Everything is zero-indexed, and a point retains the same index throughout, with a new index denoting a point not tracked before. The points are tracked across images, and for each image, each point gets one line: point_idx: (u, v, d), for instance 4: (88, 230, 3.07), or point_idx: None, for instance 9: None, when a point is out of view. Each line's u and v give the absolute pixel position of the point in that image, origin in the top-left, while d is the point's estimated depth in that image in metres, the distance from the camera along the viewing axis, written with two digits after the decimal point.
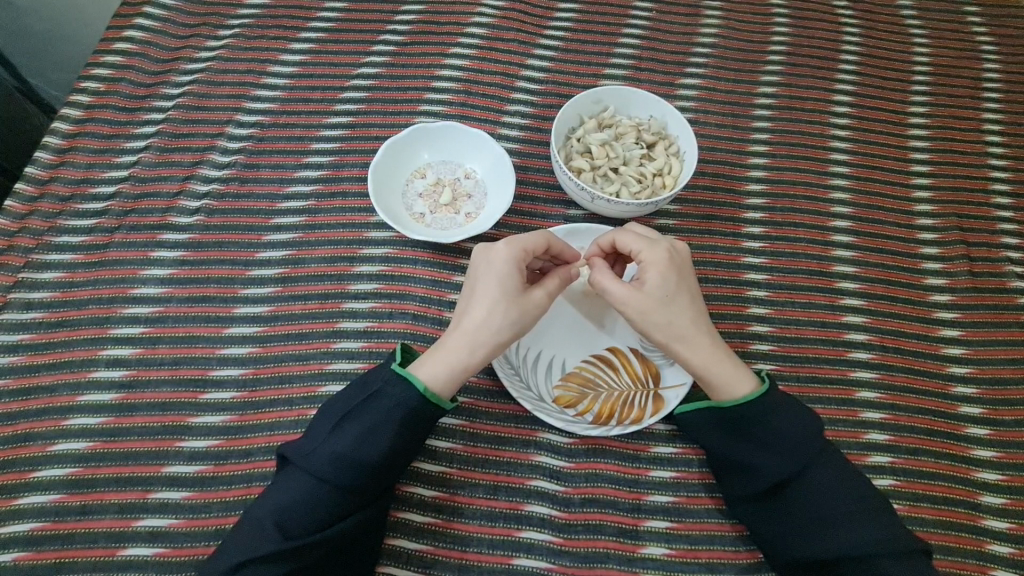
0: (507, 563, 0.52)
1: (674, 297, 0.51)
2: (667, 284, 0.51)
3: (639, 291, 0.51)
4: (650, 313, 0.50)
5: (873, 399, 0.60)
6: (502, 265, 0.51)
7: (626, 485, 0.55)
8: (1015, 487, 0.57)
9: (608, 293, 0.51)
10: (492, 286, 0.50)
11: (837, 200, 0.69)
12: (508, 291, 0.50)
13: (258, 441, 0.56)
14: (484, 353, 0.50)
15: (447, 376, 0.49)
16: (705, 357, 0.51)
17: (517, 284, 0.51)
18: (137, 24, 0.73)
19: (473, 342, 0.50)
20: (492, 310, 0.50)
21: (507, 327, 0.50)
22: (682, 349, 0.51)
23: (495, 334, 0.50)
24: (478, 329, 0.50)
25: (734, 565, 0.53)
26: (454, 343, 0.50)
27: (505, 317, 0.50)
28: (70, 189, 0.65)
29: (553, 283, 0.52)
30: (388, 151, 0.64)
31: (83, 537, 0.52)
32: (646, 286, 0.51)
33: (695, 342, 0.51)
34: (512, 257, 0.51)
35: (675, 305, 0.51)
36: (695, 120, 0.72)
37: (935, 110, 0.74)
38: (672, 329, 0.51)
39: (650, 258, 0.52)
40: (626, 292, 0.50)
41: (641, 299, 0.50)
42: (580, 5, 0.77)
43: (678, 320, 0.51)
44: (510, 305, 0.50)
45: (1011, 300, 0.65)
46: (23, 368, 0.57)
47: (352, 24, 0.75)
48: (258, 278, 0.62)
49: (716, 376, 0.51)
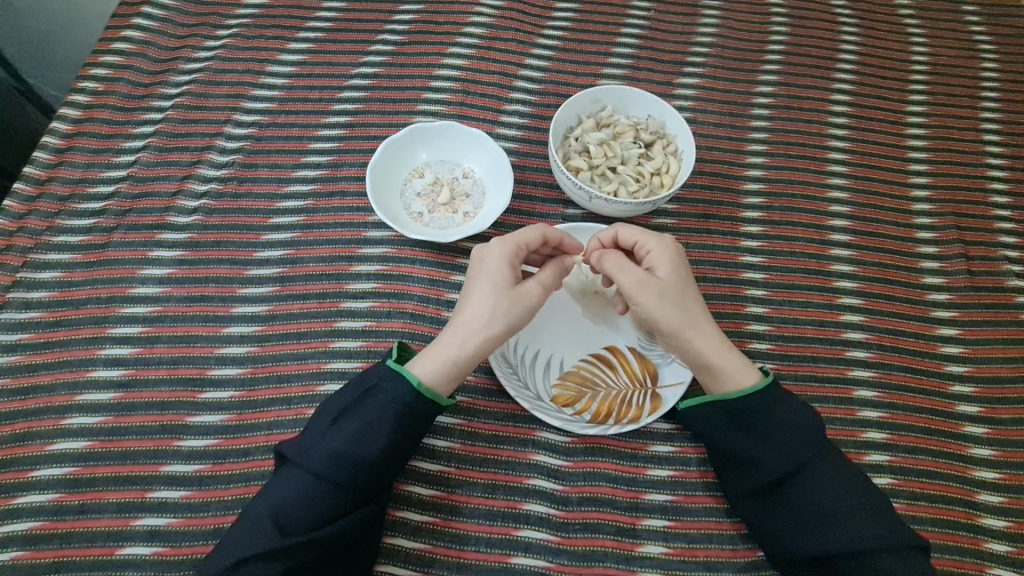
0: (505, 561, 0.52)
1: (684, 286, 0.52)
2: (679, 273, 0.52)
3: (651, 278, 0.51)
4: (663, 300, 0.51)
5: (871, 398, 0.60)
6: (494, 261, 0.51)
7: (624, 484, 0.55)
8: (1013, 485, 0.57)
9: (620, 281, 0.51)
10: (484, 281, 0.51)
11: (836, 199, 0.69)
12: (500, 285, 0.51)
13: (257, 440, 0.56)
14: (477, 346, 0.50)
15: (440, 370, 0.49)
16: (715, 346, 0.51)
17: (508, 278, 0.51)
18: (136, 24, 0.73)
19: (466, 335, 0.50)
20: (484, 303, 0.50)
21: (499, 319, 0.50)
22: (694, 338, 0.51)
23: (487, 326, 0.50)
24: (471, 323, 0.50)
25: (732, 564, 0.53)
26: (447, 338, 0.50)
27: (496, 309, 0.50)
28: (69, 189, 0.65)
29: (547, 275, 0.52)
30: (386, 150, 0.64)
31: (82, 537, 0.52)
32: (658, 273, 0.52)
33: (706, 330, 0.52)
34: (504, 253, 0.52)
35: (686, 294, 0.52)
36: (694, 119, 0.72)
37: (933, 109, 0.74)
38: (684, 317, 0.51)
39: (659, 249, 0.53)
40: (638, 279, 0.51)
41: (654, 285, 0.51)
42: (579, 5, 0.77)
43: (690, 307, 0.52)
44: (501, 298, 0.50)
45: (1009, 299, 0.65)
46: (22, 367, 0.57)
47: (351, 24, 0.75)
48: (257, 277, 0.62)
49: (727, 365, 0.51)
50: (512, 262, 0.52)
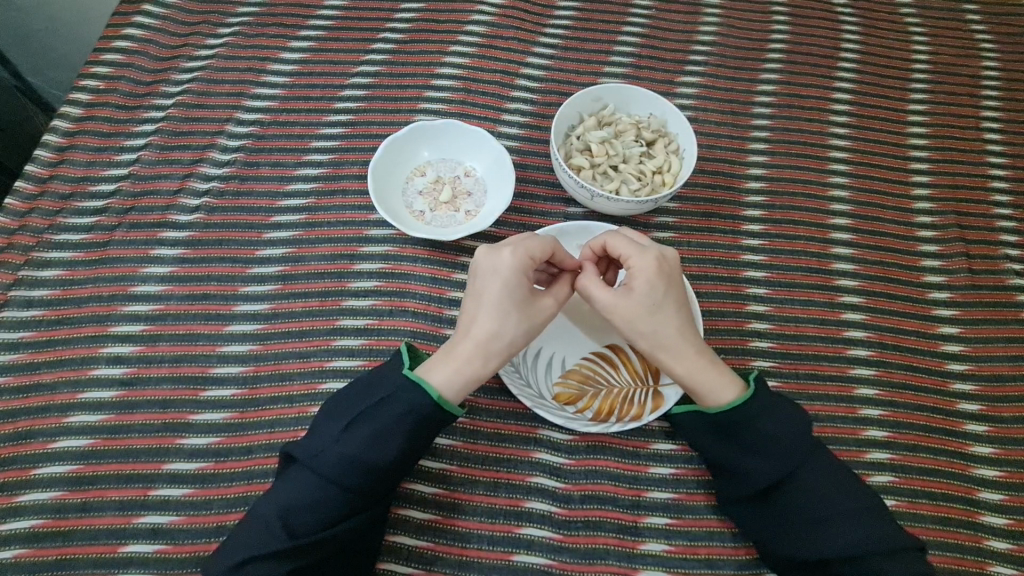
0: (507, 559, 0.52)
1: (660, 306, 0.50)
2: (655, 293, 0.50)
3: (624, 300, 0.50)
4: (634, 322, 0.51)
5: (872, 395, 0.60)
6: (510, 274, 0.50)
7: (626, 482, 0.55)
8: (1014, 482, 0.58)
9: (595, 301, 0.51)
10: (502, 295, 0.50)
11: (837, 198, 0.69)
12: (519, 301, 0.50)
13: (259, 439, 0.56)
14: (496, 364, 0.51)
15: (461, 387, 0.49)
16: (691, 367, 0.50)
17: (524, 292, 0.51)
18: (137, 22, 0.73)
19: (485, 351, 0.50)
20: (502, 318, 0.50)
21: (519, 338, 0.51)
22: (667, 359, 0.51)
23: (508, 345, 0.50)
24: (489, 338, 0.50)
25: (734, 562, 0.53)
26: (464, 351, 0.50)
27: (515, 326, 0.50)
28: (71, 187, 0.65)
29: (560, 291, 0.53)
30: (387, 149, 0.64)
31: (85, 534, 0.52)
32: (632, 294, 0.50)
33: (680, 351, 0.51)
34: (519, 266, 0.51)
35: (662, 314, 0.50)
36: (695, 118, 0.72)
37: (934, 109, 0.74)
38: (657, 339, 0.51)
39: (638, 265, 0.51)
40: (611, 300, 0.51)
41: (626, 308, 0.50)
42: (580, 4, 0.77)
43: (663, 329, 0.51)
44: (519, 314, 0.50)
45: (1010, 297, 0.65)
46: (23, 366, 0.57)
47: (352, 22, 0.75)
48: (258, 276, 0.62)
49: (703, 386, 0.50)
50: (526, 272, 0.51)
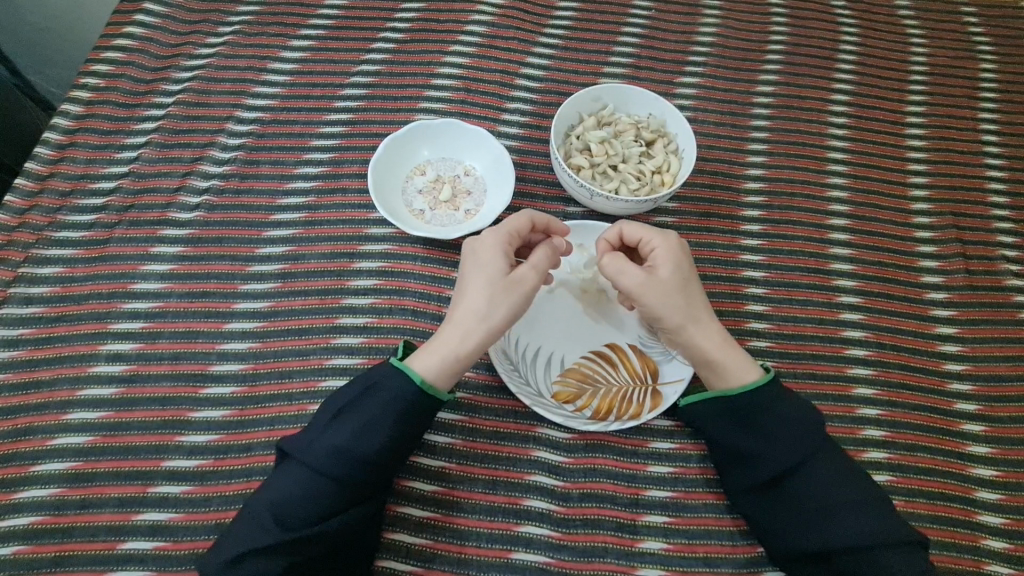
0: (506, 556, 0.52)
1: (688, 283, 0.52)
2: (683, 269, 0.52)
3: (655, 276, 0.51)
4: (667, 297, 0.51)
5: (870, 395, 0.60)
6: (486, 255, 0.52)
7: (624, 480, 0.55)
8: (1011, 482, 0.58)
9: (624, 277, 0.51)
10: (478, 275, 0.51)
11: (835, 198, 0.69)
12: (493, 276, 0.51)
13: (258, 436, 0.56)
14: (475, 340, 0.50)
15: (440, 366, 0.49)
16: (719, 342, 0.51)
17: (503, 269, 0.51)
18: (137, 20, 0.73)
19: (464, 330, 0.50)
20: (481, 295, 0.50)
21: (495, 309, 0.50)
22: (697, 335, 0.51)
23: (484, 318, 0.50)
24: (469, 316, 0.50)
25: (732, 560, 0.53)
26: (444, 334, 0.51)
27: (494, 300, 0.50)
28: (71, 184, 0.65)
29: (541, 258, 0.52)
30: (387, 148, 0.64)
31: (84, 531, 0.52)
32: (661, 271, 0.51)
33: (708, 327, 0.52)
34: (496, 245, 0.52)
35: (689, 290, 0.52)
36: (694, 118, 0.72)
37: (932, 110, 0.74)
38: (688, 314, 0.51)
39: (662, 244, 0.53)
40: (643, 276, 0.51)
41: (657, 283, 0.51)
42: (580, 4, 0.77)
43: (692, 305, 0.51)
44: (497, 288, 0.50)
45: (1007, 298, 0.66)
46: (22, 362, 0.57)
47: (352, 21, 0.75)
48: (258, 274, 0.62)
49: (729, 361, 0.51)
50: (505, 252, 0.52)
